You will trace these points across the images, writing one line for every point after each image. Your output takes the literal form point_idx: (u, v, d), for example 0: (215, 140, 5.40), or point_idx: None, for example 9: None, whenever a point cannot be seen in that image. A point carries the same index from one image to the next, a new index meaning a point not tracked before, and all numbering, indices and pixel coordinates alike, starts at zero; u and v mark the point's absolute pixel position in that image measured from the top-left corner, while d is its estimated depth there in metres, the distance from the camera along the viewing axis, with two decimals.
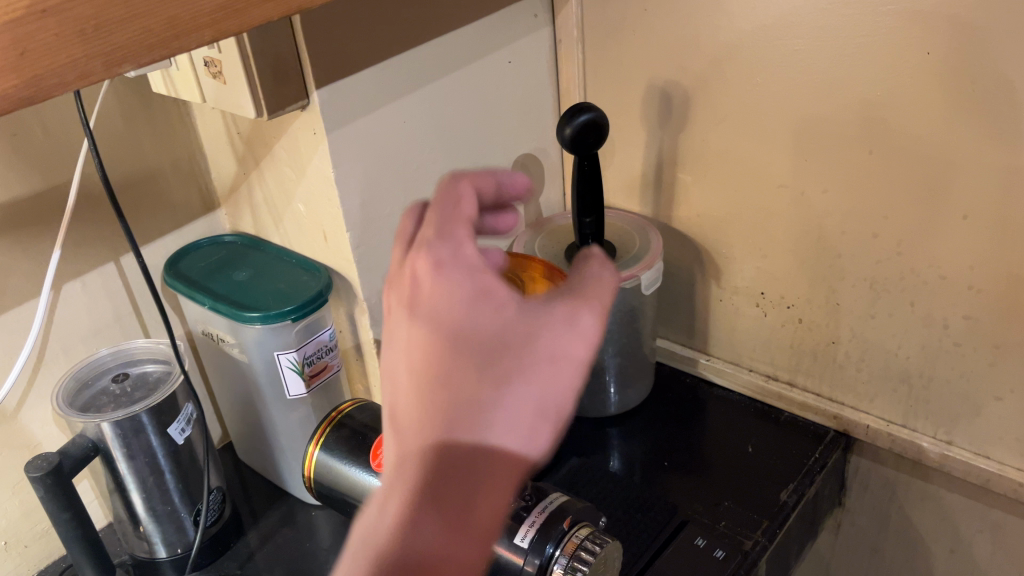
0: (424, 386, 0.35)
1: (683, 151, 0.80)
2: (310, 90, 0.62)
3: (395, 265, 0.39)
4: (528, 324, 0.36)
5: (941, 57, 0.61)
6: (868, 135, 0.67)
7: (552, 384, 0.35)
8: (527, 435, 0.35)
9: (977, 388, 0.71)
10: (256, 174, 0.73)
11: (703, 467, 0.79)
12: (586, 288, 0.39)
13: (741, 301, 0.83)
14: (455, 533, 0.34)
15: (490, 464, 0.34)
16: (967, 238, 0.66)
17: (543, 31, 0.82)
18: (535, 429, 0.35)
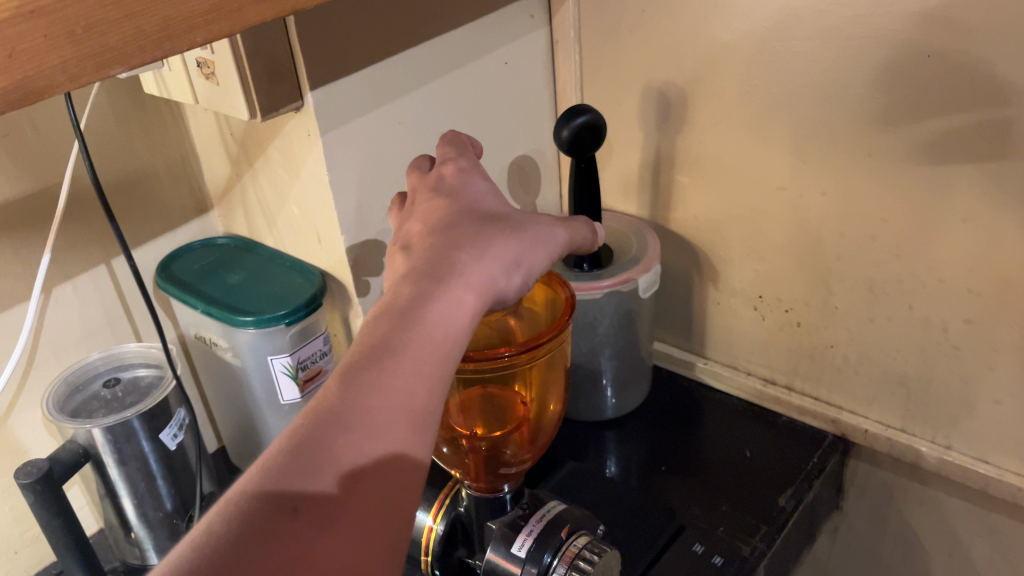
0: (439, 226, 0.47)
1: (681, 152, 0.79)
2: (304, 91, 0.61)
3: (415, 179, 0.53)
4: (517, 215, 0.50)
5: (942, 59, 0.60)
6: (868, 137, 0.67)
7: (526, 245, 0.48)
8: (504, 271, 0.46)
9: (976, 392, 0.70)
10: (250, 176, 0.72)
11: (701, 471, 0.78)
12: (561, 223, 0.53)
13: (739, 304, 0.83)
14: (441, 326, 0.43)
15: (476, 276, 0.45)
16: (966, 241, 0.65)
17: (540, 32, 0.81)
18: (512, 269, 0.47)
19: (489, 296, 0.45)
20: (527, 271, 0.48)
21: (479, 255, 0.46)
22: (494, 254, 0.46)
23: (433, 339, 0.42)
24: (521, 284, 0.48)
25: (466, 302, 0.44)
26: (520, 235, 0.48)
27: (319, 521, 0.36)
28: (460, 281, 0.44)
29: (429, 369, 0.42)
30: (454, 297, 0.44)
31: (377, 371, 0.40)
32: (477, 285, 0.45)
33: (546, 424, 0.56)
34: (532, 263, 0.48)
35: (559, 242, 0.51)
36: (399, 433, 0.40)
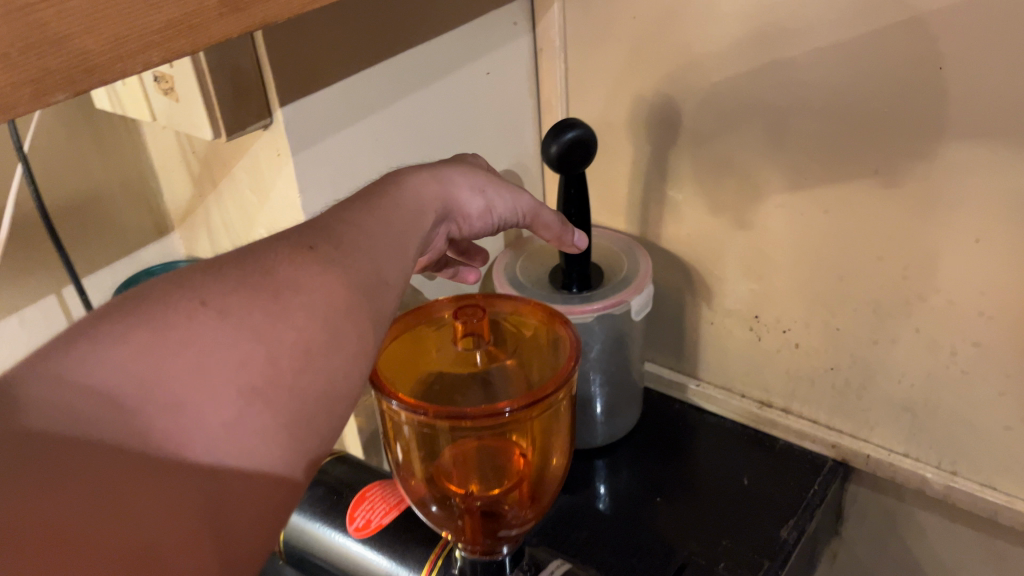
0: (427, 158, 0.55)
1: (672, 167, 0.75)
2: (273, 107, 0.56)
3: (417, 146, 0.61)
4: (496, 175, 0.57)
5: (955, 74, 0.57)
6: (873, 153, 0.63)
7: (496, 181, 0.54)
8: (469, 190, 0.51)
9: (984, 417, 0.67)
10: (213, 197, 0.67)
11: (697, 502, 0.75)
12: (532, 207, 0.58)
13: (733, 324, 0.79)
14: (418, 192, 0.47)
15: (447, 175, 0.50)
16: (976, 262, 0.62)
17: (522, 40, 0.76)
18: (476, 191, 0.52)
19: (453, 196, 0.50)
20: (492, 200, 0.53)
21: (456, 169, 0.52)
22: (470, 175, 0.52)
23: (415, 193, 0.46)
24: (484, 207, 0.53)
25: (436, 191, 0.48)
26: (492, 176, 0.54)
27: (318, 264, 0.36)
28: (431, 174, 0.49)
29: (413, 213, 0.45)
30: (430, 177, 0.49)
31: (378, 197, 0.44)
32: (447, 183, 0.50)
33: (547, 485, 0.53)
34: (498, 197, 0.53)
35: (523, 206, 0.56)
36: (384, 258, 0.40)
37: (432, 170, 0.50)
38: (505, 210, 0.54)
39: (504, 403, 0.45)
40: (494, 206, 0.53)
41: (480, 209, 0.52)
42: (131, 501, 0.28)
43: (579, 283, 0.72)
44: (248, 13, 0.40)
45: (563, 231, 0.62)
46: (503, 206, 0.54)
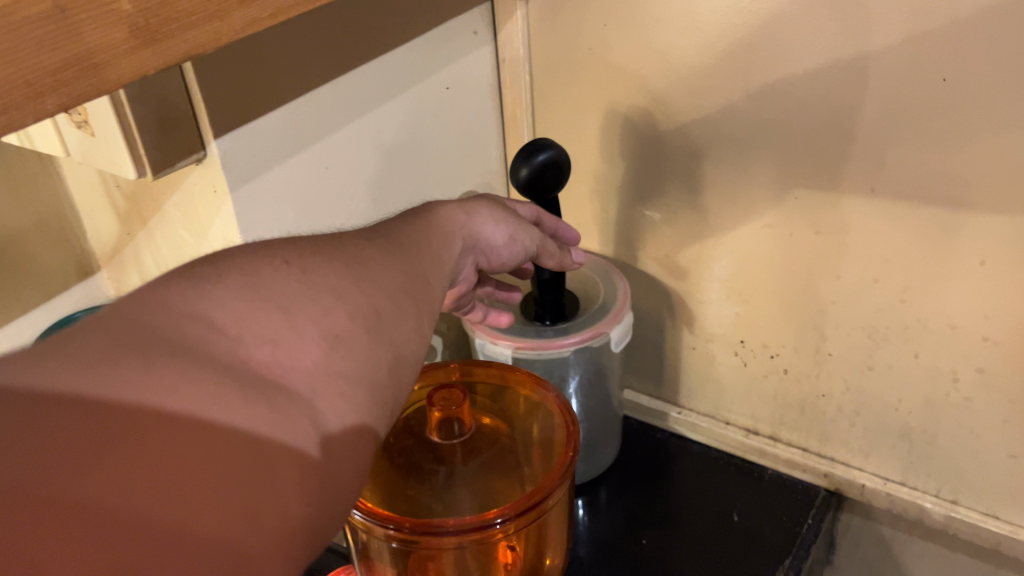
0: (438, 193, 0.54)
1: (649, 184, 0.70)
2: (208, 139, 0.49)
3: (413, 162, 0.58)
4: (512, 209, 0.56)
5: (961, 86, 0.52)
6: (869, 171, 0.58)
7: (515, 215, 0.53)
8: (495, 220, 0.50)
9: (987, 445, 0.63)
10: (142, 238, 0.59)
11: (684, 544, 0.70)
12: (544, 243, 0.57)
13: (717, 349, 0.74)
14: (453, 219, 0.47)
15: (474, 207, 0.49)
16: (981, 285, 0.58)
17: (483, 49, 0.70)
18: (501, 222, 0.51)
19: (479, 231, 0.49)
20: (513, 233, 0.52)
21: (479, 200, 0.51)
22: (492, 207, 0.51)
23: (451, 223, 0.46)
24: (507, 237, 0.51)
25: (462, 227, 0.47)
26: (507, 210, 0.53)
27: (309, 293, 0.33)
28: (457, 206, 0.48)
29: (456, 239, 0.46)
30: (454, 213, 0.47)
31: (413, 215, 0.45)
32: (472, 218, 0.49)
33: None
34: (520, 227, 0.52)
35: (541, 235, 0.55)
36: (400, 263, 0.39)
37: (459, 203, 0.49)
38: (527, 241, 0.53)
39: (494, 516, 0.47)
40: (518, 237, 0.52)
41: (506, 240, 0.51)
42: (102, 475, 0.23)
43: (553, 315, 0.66)
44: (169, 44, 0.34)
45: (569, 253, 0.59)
46: (526, 238, 0.53)
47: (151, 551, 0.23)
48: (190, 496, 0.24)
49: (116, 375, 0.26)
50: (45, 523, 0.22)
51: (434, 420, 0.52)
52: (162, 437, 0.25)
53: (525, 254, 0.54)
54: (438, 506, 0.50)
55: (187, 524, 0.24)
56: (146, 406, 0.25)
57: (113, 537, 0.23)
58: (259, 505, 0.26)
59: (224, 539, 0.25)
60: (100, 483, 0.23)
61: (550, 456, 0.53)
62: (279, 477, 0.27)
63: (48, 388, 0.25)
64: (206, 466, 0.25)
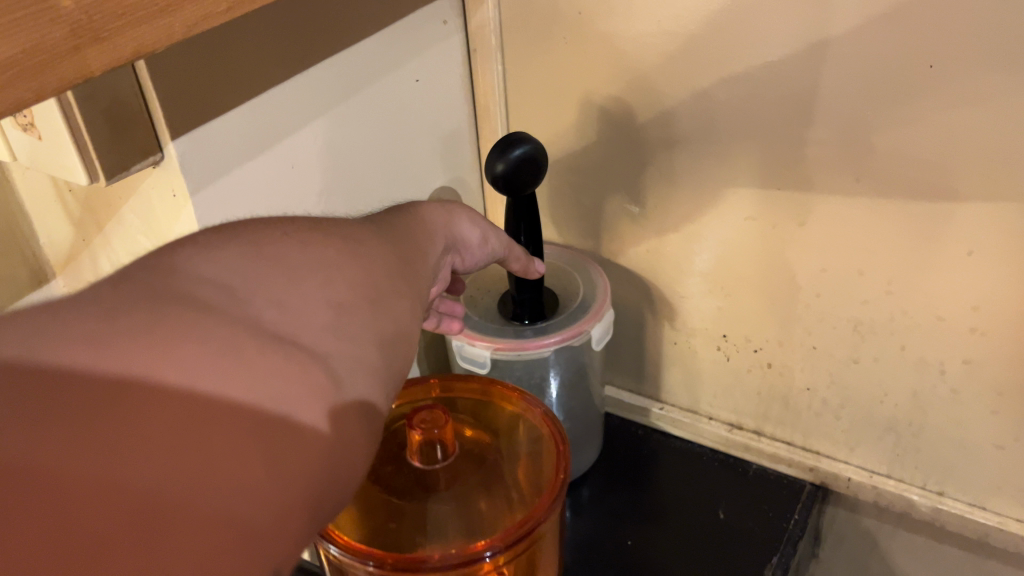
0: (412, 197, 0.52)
1: (627, 176, 0.68)
2: (164, 141, 0.46)
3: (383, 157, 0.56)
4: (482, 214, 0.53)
5: (948, 72, 0.51)
6: (853, 161, 0.57)
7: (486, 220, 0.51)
8: (472, 224, 0.48)
9: (975, 438, 0.63)
10: (97, 244, 0.56)
11: (670, 544, 0.69)
12: (511, 250, 0.54)
13: (699, 344, 0.72)
14: (437, 218, 0.45)
15: (456, 210, 0.47)
16: (968, 276, 0.57)
17: (453, 40, 0.68)
18: (476, 224, 0.49)
19: (459, 232, 0.47)
20: (485, 237, 0.50)
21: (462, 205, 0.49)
22: (464, 206, 0.49)
23: (437, 224, 0.44)
24: (482, 238, 0.49)
25: (445, 227, 0.45)
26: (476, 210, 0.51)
27: None
28: (439, 207, 0.46)
29: (439, 240, 0.44)
30: (436, 211, 0.46)
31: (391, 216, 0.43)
32: (453, 217, 0.47)
33: None
34: (492, 228, 0.50)
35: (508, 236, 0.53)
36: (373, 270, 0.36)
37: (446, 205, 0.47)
38: (497, 242, 0.51)
39: (483, 548, 0.45)
40: (489, 237, 0.50)
41: (479, 241, 0.49)
42: (76, 452, 0.22)
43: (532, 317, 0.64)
44: (115, 44, 0.31)
45: (534, 259, 0.57)
46: (495, 239, 0.51)
47: (134, 532, 0.22)
48: (173, 471, 0.23)
49: (84, 350, 0.24)
50: (19, 496, 0.21)
51: (416, 443, 0.50)
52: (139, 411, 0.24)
53: (495, 254, 0.52)
54: (418, 533, 0.48)
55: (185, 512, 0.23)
56: (121, 378, 0.24)
57: (93, 514, 0.22)
58: (249, 482, 0.25)
59: (209, 521, 0.23)
60: (76, 454, 0.22)
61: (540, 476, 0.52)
62: (265, 452, 0.25)
63: (12, 357, 0.23)
64: (205, 459, 0.24)
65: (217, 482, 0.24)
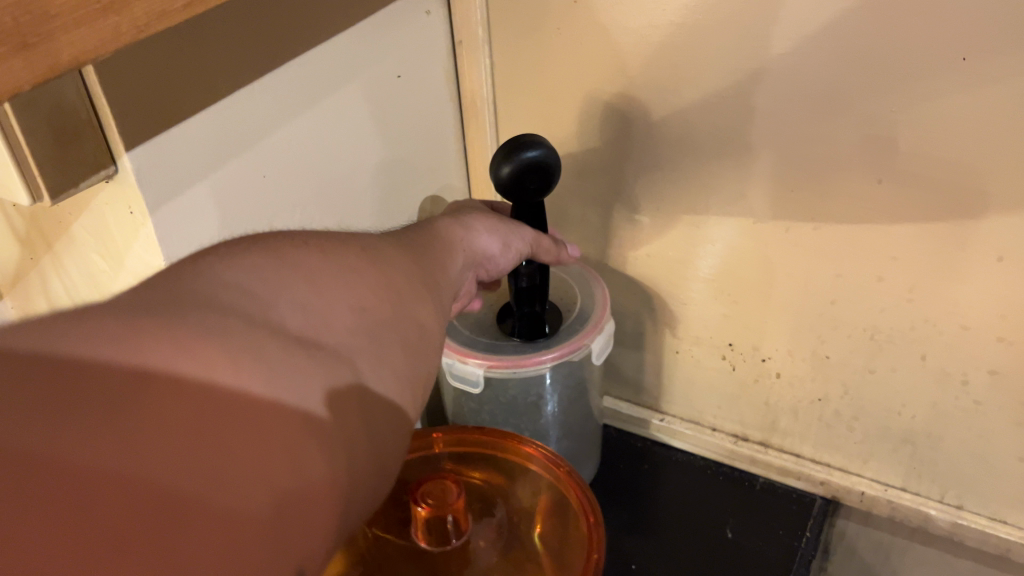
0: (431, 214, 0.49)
1: (626, 177, 0.63)
2: (118, 152, 0.40)
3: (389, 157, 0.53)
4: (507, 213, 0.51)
5: (983, 67, 0.46)
6: (876, 161, 0.52)
7: (509, 226, 0.48)
8: (492, 235, 0.46)
9: (999, 451, 0.59)
10: (47, 264, 0.50)
11: (676, 568, 0.65)
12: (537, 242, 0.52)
13: (703, 353, 0.68)
14: (453, 234, 0.42)
15: (476, 223, 0.45)
16: (999, 284, 0.53)
17: (436, 30, 0.62)
18: (495, 233, 0.46)
19: (476, 245, 0.44)
20: (511, 239, 0.47)
21: (479, 217, 0.46)
22: (480, 217, 0.46)
23: (451, 242, 0.41)
24: (503, 246, 0.46)
25: (461, 242, 0.42)
26: (495, 215, 0.48)
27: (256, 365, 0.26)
28: (455, 220, 0.44)
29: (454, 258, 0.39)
30: (451, 227, 0.42)
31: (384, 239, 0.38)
32: (469, 231, 0.44)
33: None
34: (513, 233, 0.47)
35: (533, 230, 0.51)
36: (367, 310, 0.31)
37: (459, 217, 0.45)
38: (521, 243, 0.49)
39: None
40: (513, 241, 0.48)
41: (501, 248, 0.46)
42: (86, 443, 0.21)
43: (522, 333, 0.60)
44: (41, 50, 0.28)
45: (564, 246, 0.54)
46: (520, 238, 0.48)
47: (144, 530, 0.21)
48: (182, 460, 0.22)
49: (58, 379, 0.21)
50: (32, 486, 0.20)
51: (422, 519, 0.49)
52: (139, 398, 0.22)
53: (522, 254, 0.50)
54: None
55: (198, 507, 0.22)
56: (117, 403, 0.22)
57: (104, 505, 0.20)
58: (264, 477, 0.23)
59: (224, 520, 0.22)
60: (84, 443, 0.21)
61: (563, 538, 0.50)
62: (278, 449, 0.24)
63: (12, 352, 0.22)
64: (216, 461, 0.23)
65: (231, 471, 0.23)
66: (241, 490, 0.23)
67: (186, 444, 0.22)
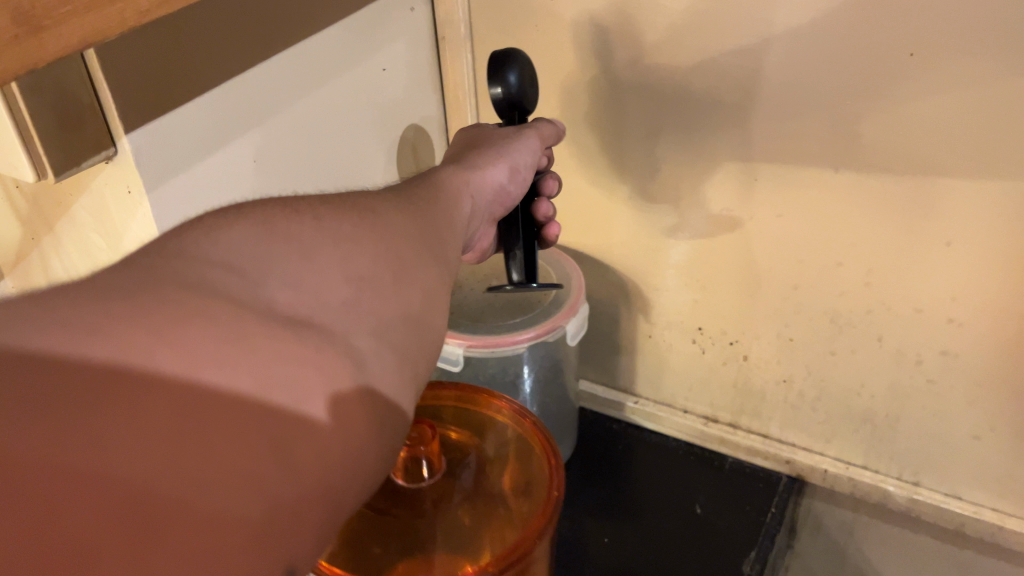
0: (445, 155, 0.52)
1: (601, 167, 0.66)
2: (117, 134, 0.43)
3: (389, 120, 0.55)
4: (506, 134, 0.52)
5: (929, 62, 0.50)
6: (834, 152, 0.56)
7: (511, 151, 0.50)
8: (501, 167, 0.48)
9: (952, 428, 0.62)
10: (49, 243, 0.53)
11: (648, 541, 0.68)
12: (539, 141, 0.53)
13: (674, 337, 0.71)
14: (462, 182, 0.44)
15: (479, 162, 0.47)
16: (950, 266, 0.56)
17: (421, 28, 0.65)
18: (500, 162, 0.48)
19: (481, 181, 0.46)
20: (514, 158, 0.49)
21: (484, 155, 0.48)
22: (479, 154, 0.48)
23: (461, 190, 0.43)
24: (509, 172, 0.49)
25: (467, 187, 0.44)
26: (497, 144, 0.50)
27: None
28: (458, 166, 0.46)
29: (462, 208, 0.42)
30: (458, 174, 0.44)
31: None
32: (471, 171, 0.46)
33: None
34: (517, 158, 0.49)
35: (535, 143, 0.52)
36: None
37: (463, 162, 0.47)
38: (528, 160, 0.51)
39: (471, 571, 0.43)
40: (517, 164, 0.50)
41: (508, 175, 0.49)
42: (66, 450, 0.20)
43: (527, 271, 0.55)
44: (48, 37, 0.30)
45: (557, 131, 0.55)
46: (527, 157, 0.51)
47: (125, 539, 0.20)
48: (166, 464, 0.21)
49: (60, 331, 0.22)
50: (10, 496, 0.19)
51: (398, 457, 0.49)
52: (130, 405, 0.22)
53: (530, 167, 0.51)
54: (402, 559, 0.46)
55: (183, 513, 0.21)
56: None
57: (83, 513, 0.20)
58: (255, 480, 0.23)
59: (210, 524, 0.22)
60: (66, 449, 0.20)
61: (531, 482, 0.51)
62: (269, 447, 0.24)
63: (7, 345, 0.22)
64: (204, 462, 0.22)
65: (218, 474, 0.22)
66: (230, 492, 0.22)
67: (173, 446, 0.22)
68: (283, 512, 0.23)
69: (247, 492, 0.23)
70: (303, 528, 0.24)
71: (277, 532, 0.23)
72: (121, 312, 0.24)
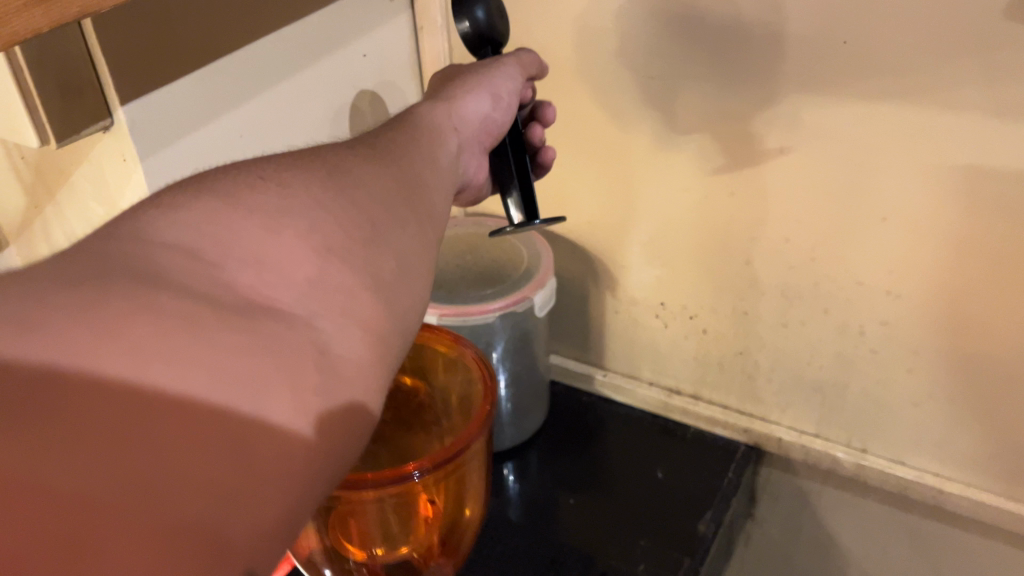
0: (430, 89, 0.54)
1: (569, 150, 0.71)
2: (113, 106, 0.48)
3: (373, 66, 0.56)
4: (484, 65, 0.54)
5: (860, 51, 0.54)
6: (779, 134, 0.60)
7: (491, 77, 0.52)
8: (482, 93, 0.51)
9: (894, 396, 0.67)
10: (49, 209, 0.57)
11: (611, 502, 0.72)
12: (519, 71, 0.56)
13: (639, 311, 0.76)
14: (444, 118, 0.47)
15: (461, 90, 0.50)
16: (887, 241, 0.60)
17: (401, 18, 0.70)
18: (481, 88, 0.51)
19: (462, 110, 0.49)
20: (494, 85, 0.52)
21: (466, 83, 0.51)
22: (460, 83, 0.51)
23: (438, 121, 0.45)
24: (491, 97, 0.51)
25: (448, 119, 0.47)
26: (478, 72, 0.53)
27: None
28: (442, 96, 0.49)
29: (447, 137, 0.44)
30: (439, 110, 0.47)
31: None
32: (451, 100, 0.48)
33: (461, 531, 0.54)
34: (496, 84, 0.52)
35: (514, 72, 0.54)
36: None
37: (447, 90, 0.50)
38: (508, 86, 0.53)
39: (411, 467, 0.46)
40: (499, 90, 0.53)
41: (490, 101, 0.51)
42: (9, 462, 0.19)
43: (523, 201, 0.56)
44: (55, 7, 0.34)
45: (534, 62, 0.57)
46: (507, 86, 0.53)
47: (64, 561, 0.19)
48: (116, 475, 0.20)
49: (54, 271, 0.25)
50: None
51: None
52: (82, 410, 0.21)
53: (512, 94, 0.54)
54: None
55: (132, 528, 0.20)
56: None
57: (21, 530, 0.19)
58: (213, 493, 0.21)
59: (163, 539, 0.20)
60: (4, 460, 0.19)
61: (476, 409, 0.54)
62: (230, 454, 0.22)
63: None
64: (158, 474, 0.21)
65: (175, 486, 0.21)
66: (188, 505, 0.21)
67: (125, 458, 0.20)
68: (244, 527, 0.22)
69: (204, 502, 0.21)
70: (267, 538, 0.23)
71: (239, 543, 0.22)
72: (85, 301, 0.23)
